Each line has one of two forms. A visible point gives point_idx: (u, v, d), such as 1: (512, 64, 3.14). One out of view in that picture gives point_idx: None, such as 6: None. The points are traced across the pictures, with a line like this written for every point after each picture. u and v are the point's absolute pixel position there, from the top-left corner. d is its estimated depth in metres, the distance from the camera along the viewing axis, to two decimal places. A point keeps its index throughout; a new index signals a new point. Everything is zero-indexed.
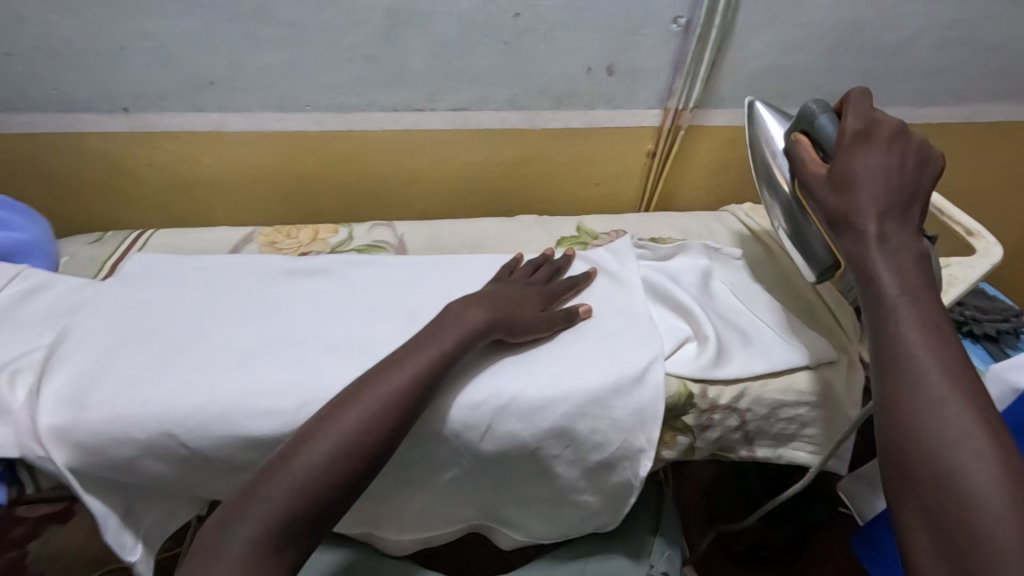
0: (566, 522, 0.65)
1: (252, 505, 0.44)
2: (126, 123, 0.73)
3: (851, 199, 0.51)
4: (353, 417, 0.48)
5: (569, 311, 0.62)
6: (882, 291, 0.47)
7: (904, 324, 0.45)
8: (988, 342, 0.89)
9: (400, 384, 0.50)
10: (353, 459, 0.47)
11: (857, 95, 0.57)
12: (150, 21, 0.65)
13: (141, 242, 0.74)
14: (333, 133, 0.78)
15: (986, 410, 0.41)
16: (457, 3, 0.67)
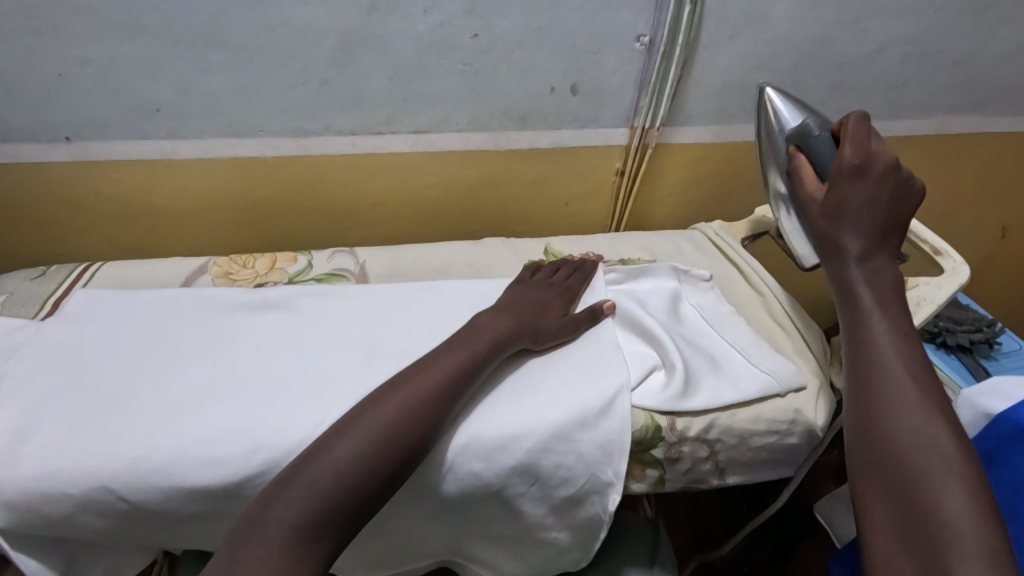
0: (537, 558, 0.62)
1: (295, 489, 0.44)
2: (69, 152, 0.70)
3: (835, 223, 0.59)
4: (386, 416, 0.48)
5: (592, 308, 0.63)
6: (858, 302, 0.55)
7: (878, 335, 0.53)
8: (962, 352, 0.88)
9: (432, 386, 0.51)
10: (384, 461, 0.47)
11: (855, 120, 0.61)
12: (89, 48, 0.62)
13: (87, 276, 0.70)
14: (289, 158, 0.75)
15: (946, 414, 0.47)
16: (412, 25, 0.66)
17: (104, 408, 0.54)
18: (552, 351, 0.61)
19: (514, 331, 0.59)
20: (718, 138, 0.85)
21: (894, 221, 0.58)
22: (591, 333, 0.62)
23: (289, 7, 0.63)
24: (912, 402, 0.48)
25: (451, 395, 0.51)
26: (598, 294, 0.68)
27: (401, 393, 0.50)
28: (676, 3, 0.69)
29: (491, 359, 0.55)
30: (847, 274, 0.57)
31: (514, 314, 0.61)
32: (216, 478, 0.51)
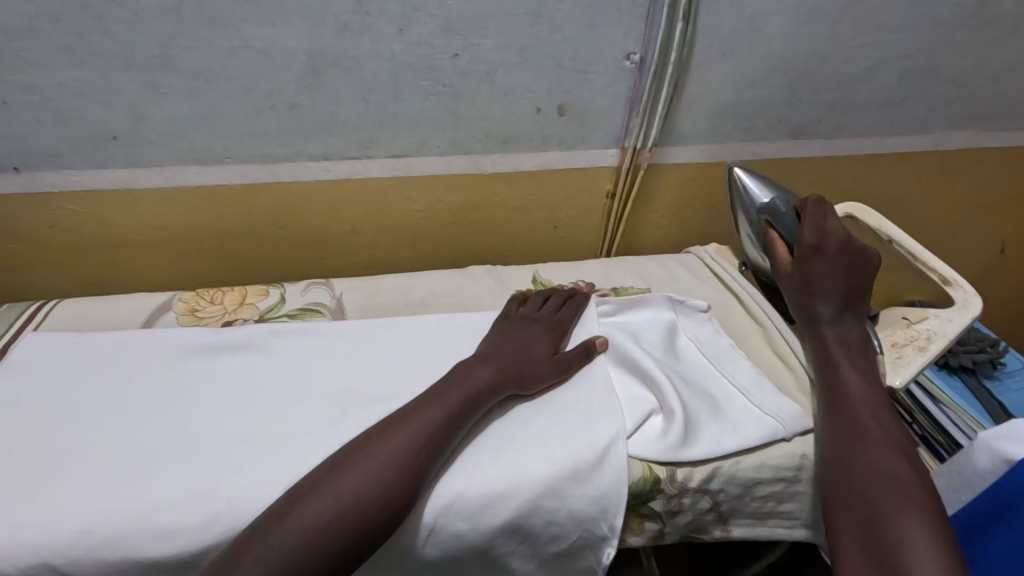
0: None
1: (244, 563, 0.41)
2: (19, 183, 0.65)
3: (805, 293, 0.61)
4: (347, 491, 0.45)
5: (587, 345, 0.60)
6: (831, 356, 0.58)
7: (850, 386, 0.55)
8: (966, 373, 0.83)
9: (402, 448, 0.47)
10: (340, 538, 0.43)
11: (813, 203, 0.64)
12: (36, 74, 0.58)
13: (41, 315, 0.65)
14: (259, 185, 0.71)
15: (913, 463, 0.50)
16: (387, 45, 0.62)
17: (49, 472, 0.49)
18: (543, 395, 0.57)
19: (501, 378, 0.55)
20: (712, 158, 0.81)
21: (859, 287, 0.61)
22: (584, 372, 0.58)
23: (252, 28, 0.58)
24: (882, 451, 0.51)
25: (426, 454, 0.48)
26: (589, 330, 0.63)
27: (367, 456, 0.47)
28: (666, 21, 0.65)
29: (472, 412, 0.52)
30: (819, 330, 0.60)
31: (501, 359, 0.57)
32: (171, 549, 0.46)
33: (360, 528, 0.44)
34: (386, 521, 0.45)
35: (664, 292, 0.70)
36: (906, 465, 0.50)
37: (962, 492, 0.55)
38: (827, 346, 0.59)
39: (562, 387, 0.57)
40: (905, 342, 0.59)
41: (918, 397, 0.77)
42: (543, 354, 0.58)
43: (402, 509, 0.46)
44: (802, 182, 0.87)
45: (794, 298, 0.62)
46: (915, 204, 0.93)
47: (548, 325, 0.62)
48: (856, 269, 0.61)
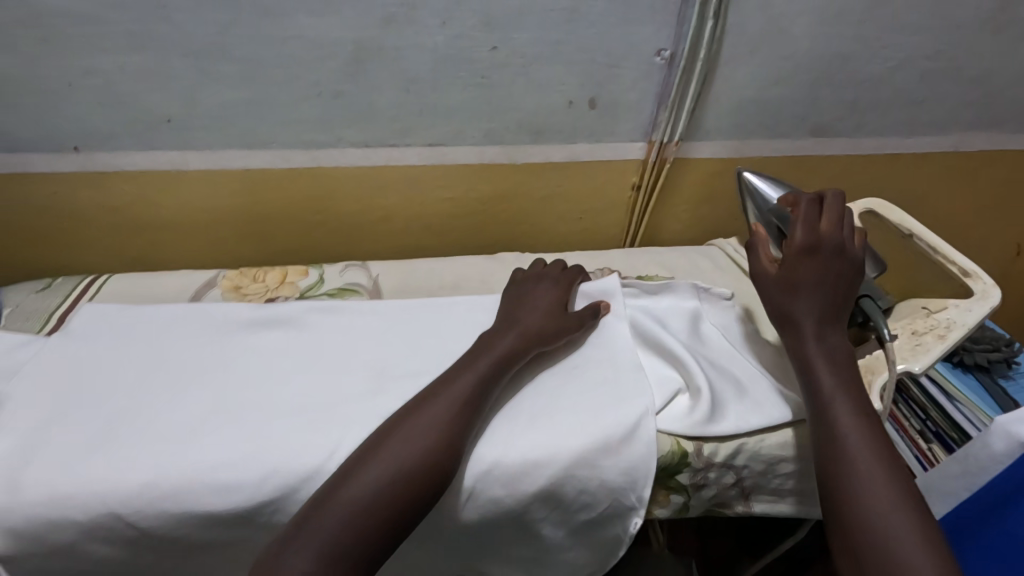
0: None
1: (303, 538, 0.44)
2: (76, 163, 0.68)
3: (793, 302, 0.58)
4: (389, 463, 0.47)
5: (594, 305, 0.63)
6: (819, 381, 0.54)
7: (841, 413, 0.52)
8: (980, 373, 0.85)
9: (447, 412, 0.51)
10: (386, 511, 0.45)
11: (807, 202, 0.61)
12: (100, 58, 0.61)
13: (96, 287, 0.69)
14: (301, 170, 0.74)
15: (915, 496, 0.46)
16: (430, 37, 0.65)
17: (110, 430, 0.51)
18: (571, 366, 0.59)
19: (523, 341, 0.57)
20: (735, 153, 0.83)
21: (845, 296, 0.58)
22: (600, 331, 0.62)
23: (303, 18, 0.61)
24: (881, 480, 0.47)
25: (467, 417, 0.51)
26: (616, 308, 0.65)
27: (412, 425, 0.50)
28: (697, 18, 0.68)
29: (498, 377, 0.55)
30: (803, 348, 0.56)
31: (523, 326, 0.59)
32: (230, 504, 0.49)
33: (413, 490, 0.47)
34: (433, 485, 0.47)
35: (689, 280, 0.72)
36: (907, 499, 0.46)
37: (977, 476, 0.56)
38: (814, 367, 0.55)
39: (584, 355, 0.60)
40: (925, 329, 0.61)
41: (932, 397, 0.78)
42: (557, 315, 0.61)
43: (449, 472, 0.48)
44: (823, 179, 0.89)
45: (778, 308, 0.59)
46: (932, 203, 0.95)
47: (561, 288, 0.65)
48: (843, 276, 0.58)
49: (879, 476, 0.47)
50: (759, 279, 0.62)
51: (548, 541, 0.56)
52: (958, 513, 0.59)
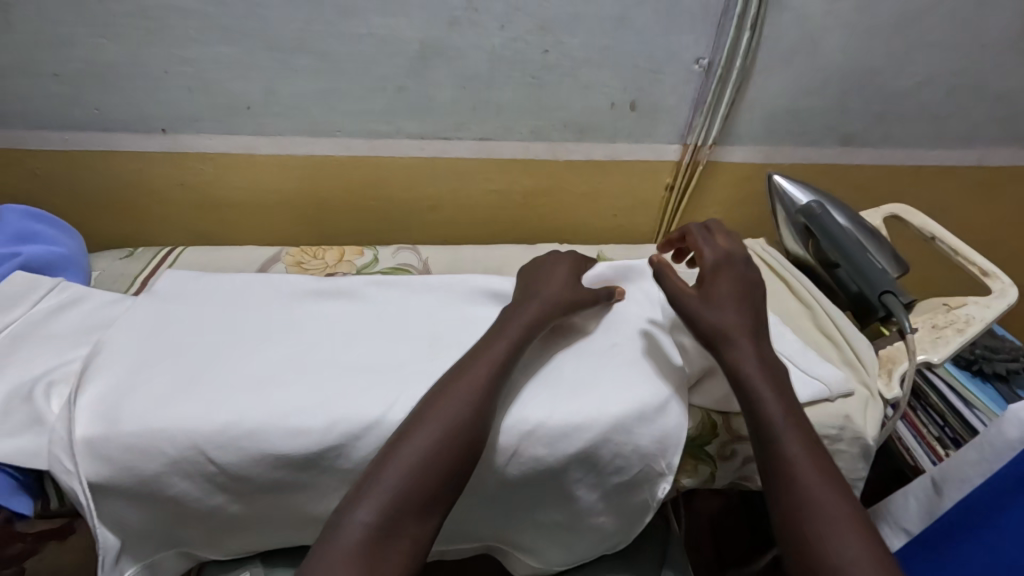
0: (585, 548, 0.64)
1: (372, 490, 0.47)
2: (162, 143, 0.76)
3: (726, 320, 0.55)
4: (425, 440, 0.49)
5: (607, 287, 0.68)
6: (767, 413, 0.50)
7: (792, 448, 0.48)
8: (999, 382, 0.79)
9: (481, 381, 0.53)
10: (445, 458, 0.49)
11: (698, 230, 0.64)
12: (195, 49, 0.68)
13: (171, 258, 0.76)
14: (360, 158, 0.80)
15: (873, 532, 0.44)
16: (489, 39, 0.71)
17: (193, 377, 0.56)
18: (607, 343, 0.63)
19: (549, 311, 0.61)
20: (765, 159, 0.88)
21: (762, 313, 0.58)
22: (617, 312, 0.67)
23: (377, 18, 0.67)
24: (846, 526, 0.44)
25: (498, 385, 0.54)
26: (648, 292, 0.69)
27: (445, 404, 0.52)
28: (735, 30, 0.73)
29: (526, 346, 0.58)
30: (742, 376, 0.52)
31: (546, 297, 0.63)
32: (300, 450, 0.53)
33: (455, 459, 0.49)
34: (474, 446, 0.50)
35: None
36: (865, 536, 0.43)
37: (992, 462, 0.60)
38: (760, 398, 0.51)
39: (612, 334, 0.65)
40: (945, 324, 0.64)
41: (951, 400, 0.76)
42: (574, 288, 0.65)
43: (482, 435, 0.51)
44: (849, 188, 0.93)
45: (710, 323, 0.55)
46: (954, 216, 0.98)
47: (572, 262, 0.69)
48: (753, 291, 0.58)
49: (840, 520, 0.44)
50: (676, 299, 0.58)
51: (580, 505, 0.60)
52: (975, 496, 0.61)
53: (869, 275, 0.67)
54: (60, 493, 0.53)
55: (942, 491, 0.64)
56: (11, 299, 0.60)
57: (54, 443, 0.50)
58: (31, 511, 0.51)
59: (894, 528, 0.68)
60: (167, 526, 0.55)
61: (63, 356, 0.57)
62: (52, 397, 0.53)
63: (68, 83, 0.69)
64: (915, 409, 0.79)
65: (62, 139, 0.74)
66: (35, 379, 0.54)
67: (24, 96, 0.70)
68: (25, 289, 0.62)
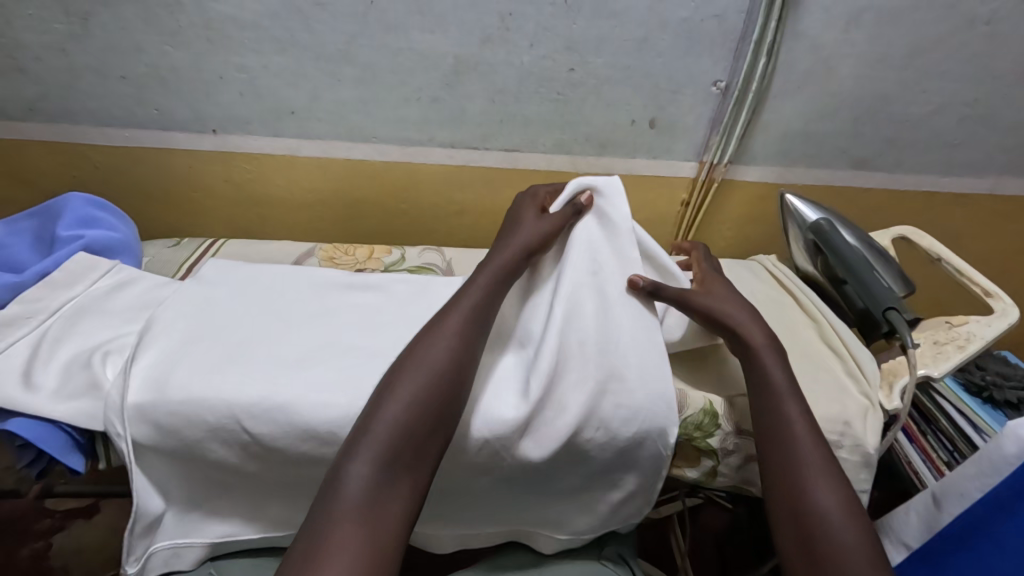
0: (605, 508, 0.61)
1: (360, 446, 0.47)
2: (212, 143, 0.82)
3: (734, 309, 0.62)
4: (416, 385, 0.50)
5: (574, 203, 0.67)
6: (771, 380, 0.56)
7: (789, 410, 0.54)
8: (1011, 411, 0.76)
9: (456, 329, 0.55)
10: (433, 407, 0.50)
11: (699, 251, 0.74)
12: (250, 57, 0.74)
13: (214, 249, 0.82)
14: (393, 163, 0.85)
15: (848, 484, 0.50)
16: (519, 57, 0.76)
17: (233, 356, 0.60)
18: (588, 271, 0.61)
19: (523, 255, 0.63)
20: (779, 179, 0.91)
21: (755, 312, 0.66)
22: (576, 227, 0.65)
23: (417, 34, 0.73)
24: (828, 476, 0.50)
25: (476, 328, 0.56)
26: (617, 207, 0.66)
27: (423, 353, 0.53)
28: (752, 55, 0.77)
29: (499, 292, 0.60)
30: (753, 348, 0.59)
31: (512, 243, 0.64)
32: (328, 427, 0.56)
33: (442, 402, 0.50)
34: (453, 390, 0.51)
35: None
36: (842, 486, 0.49)
37: (990, 476, 0.60)
38: (766, 368, 0.57)
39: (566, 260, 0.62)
40: (946, 340, 0.67)
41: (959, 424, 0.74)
42: (541, 224, 0.66)
43: (463, 379, 0.52)
44: (862, 210, 0.95)
45: (722, 313, 0.61)
46: (967, 243, 1.00)
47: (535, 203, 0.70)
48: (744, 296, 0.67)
49: (824, 474, 0.50)
50: (684, 300, 0.62)
51: (588, 466, 0.57)
52: (973, 511, 0.61)
53: (875, 292, 0.69)
54: (108, 455, 0.58)
55: (941, 504, 0.63)
56: (72, 277, 0.66)
57: (108, 408, 0.55)
58: (81, 468, 0.56)
59: (895, 543, 0.68)
60: (203, 491, 0.60)
61: (116, 330, 0.62)
62: (107, 364, 0.58)
63: (134, 85, 0.76)
64: (925, 432, 0.77)
65: (123, 135, 0.81)
66: (93, 349, 0.59)
67: (94, 96, 0.77)
68: (85, 270, 0.67)
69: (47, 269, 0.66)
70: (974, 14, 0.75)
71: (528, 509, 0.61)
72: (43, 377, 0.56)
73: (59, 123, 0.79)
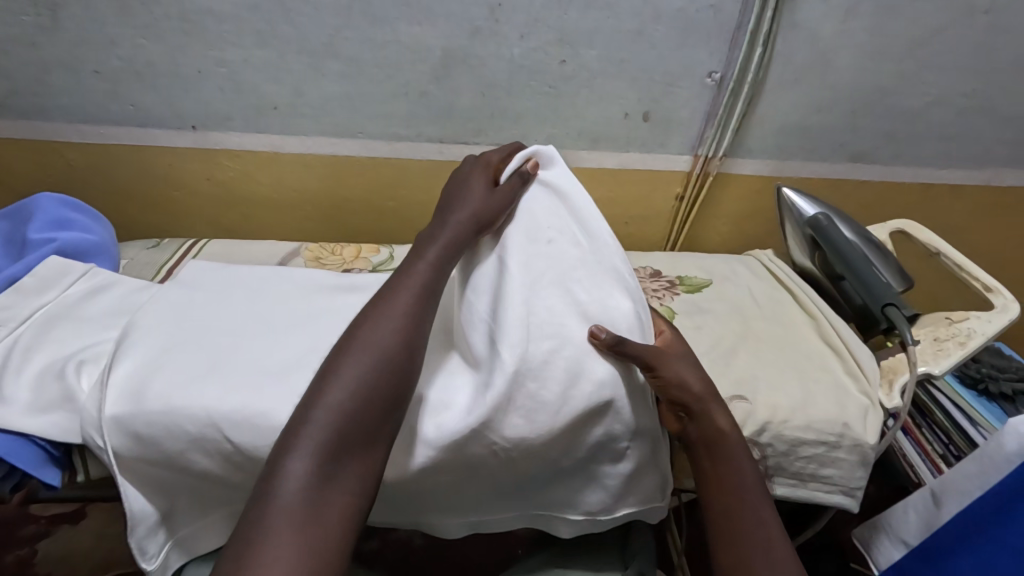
0: (617, 482, 0.53)
1: (300, 441, 0.41)
2: (192, 140, 0.79)
3: (708, 391, 0.52)
4: (359, 368, 0.45)
5: (521, 172, 0.59)
6: (733, 473, 0.49)
7: (751, 511, 0.47)
8: (1005, 403, 0.76)
9: (406, 303, 0.49)
10: (379, 394, 0.44)
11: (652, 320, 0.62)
12: (230, 52, 0.71)
13: (195, 250, 0.80)
14: (381, 159, 0.83)
15: None
16: (508, 49, 0.74)
17: (212, 364, 0.56)
18: (542, 239, 0.54)
19: (472, 228, 0.54)
20: (775, 173, 0.89)
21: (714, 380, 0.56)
22: (524, 201, 0.57)
23: (404, 26, 0.71)
24: None
25: (428, 303, 0.50)
26: (566, 175, 0.58)
27: (369, 331, 0.47)
28: (748, 45, 0.75)
29: (452, 263, 0.53)
30: (721, 434, 0.51)
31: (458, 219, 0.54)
32: None
33: (393, 386, 0.45)
34: (399, 371, 0.46)
35: (730, 294, 0.79)
36: None
37: (991, 475, 0.57)
38: (727, 459, 0.50)
39: (505, 235, 0.55)
40: (947, 337, 0.65)
41: (955, 416, 0.73)
42: (493, 194, 0.57)
43: (410, 356, 0.47)
44: (858, 205, 0.94)
45: (682, 386, 0.51)
46: (962, 236, 0.99)
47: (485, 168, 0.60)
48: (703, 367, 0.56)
49: None
50: (652, 355, 0.50)
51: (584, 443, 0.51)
52: (975, 509, 0.59)
53: (873, 288, 0.68)
54: (87, 466, 0.56)
55: (941, 502, 0.61)
56: (45, 283, 0.63)
57: (85, 421, 0.53)
58: (57, 481, 0.54)
59: (893, 540, 0.66)
60: (192, 501, 0.56)
61: (93, 337, 0.59)
62: (82, 374, 0.55)
63: (108, 80, 0.73)
64: (920, 426, 0.76)
65: (98, 133, 0.78)
66: (67, 358, 0.56)
67: (67, 92, 0.74)
68: (59, 275, 0.65)
69: (19, 274, 0.64)
70: (974, 4, 0.74)
71: (534, 492, 0.54)
72: (16, 389, 0.54)
73: (31, 120, 0.76)
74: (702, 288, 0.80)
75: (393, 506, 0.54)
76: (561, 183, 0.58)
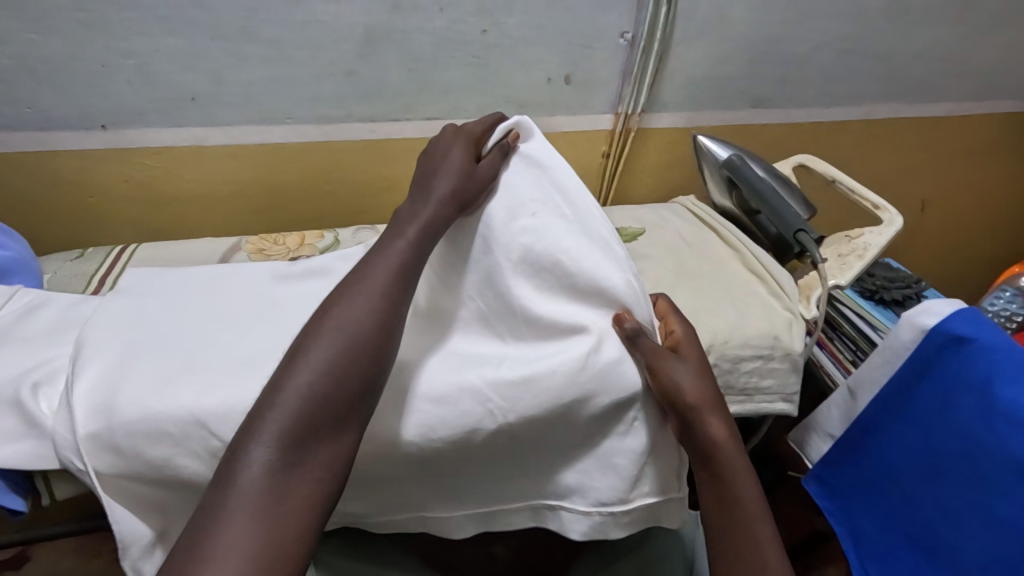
0: (628, 463, 0.50)
1: (260, 424, 0.40)
2: (103, 140, 0.74)
3: (704, 396, 0.48)
4: (323, 355, 0.43)
5: (501, 145, 0.59)
6: (733, 487, 0.47)
7: (747, 529, 0.45)
8: (897, 308, 0.88)
9: (383, 283, 0.48)
10: (347, 379, 0.43)
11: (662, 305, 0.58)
12: (136, 41, 0.68)
13: (126, 256, 0.77)
14: (313, 143, 0.82)
15: None
16: (430, 21, 0.75)
17: (184, 364, 0.55)
18: (524, 214, 0.52)
19: (453, 206, 0.54)
20: (690, 123, 0.97)
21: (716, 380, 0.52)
22: (506, 174, 0.57)
23: (322, 4, 0.70)
24: None
25: (403, 282, 0.49)
26: (542, 147, 0.57)
27: (342, 310, 0.46)
28: (653, 5, 0.80)
29: (429, 246, 0.52)
30: (715, 446, 0.48)
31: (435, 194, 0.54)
32: None
33: (358, 374, 0.43)
34: (377, 360, 0.44)
35: (663, 238, 0.85)
36: None
37: (894, 363, 0.67)
38: (722, 470, 0.47)
39: (488, 212, 0.54)
40: (848, 252, 0.75)
41: (859, 326, 0.84)
42: (476, 170, 0.56)
43: (381, 344, 0.45)
44: (763, 147, 1.03)
45: (676, 391, 0.48)
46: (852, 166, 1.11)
47: (466, 137, 0.58)
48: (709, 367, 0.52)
49: None
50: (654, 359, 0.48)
51: None
52: (885, 394, 0.67)
53: (783, 215, 0.76)
54: (53, 487, 0.55)
55: (856, 394, 0.70)
56: None
57: (57, 444, 0.51)
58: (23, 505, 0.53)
59: (821, 435, 0.74)
60: (176, 510, 0.55)
61: (38, 356, 0.56)
62: (40, 398, 0.52)
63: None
64: (832, 338, 0.87)
65: None
66: (15, 379, 0.53)
67: None
68: None
69: None
70: None
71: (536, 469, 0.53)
72: None
73: None
74: (637, 237, 0.86)
75: (393, 498, 0.53)
76: (538, 155, 0.57)
